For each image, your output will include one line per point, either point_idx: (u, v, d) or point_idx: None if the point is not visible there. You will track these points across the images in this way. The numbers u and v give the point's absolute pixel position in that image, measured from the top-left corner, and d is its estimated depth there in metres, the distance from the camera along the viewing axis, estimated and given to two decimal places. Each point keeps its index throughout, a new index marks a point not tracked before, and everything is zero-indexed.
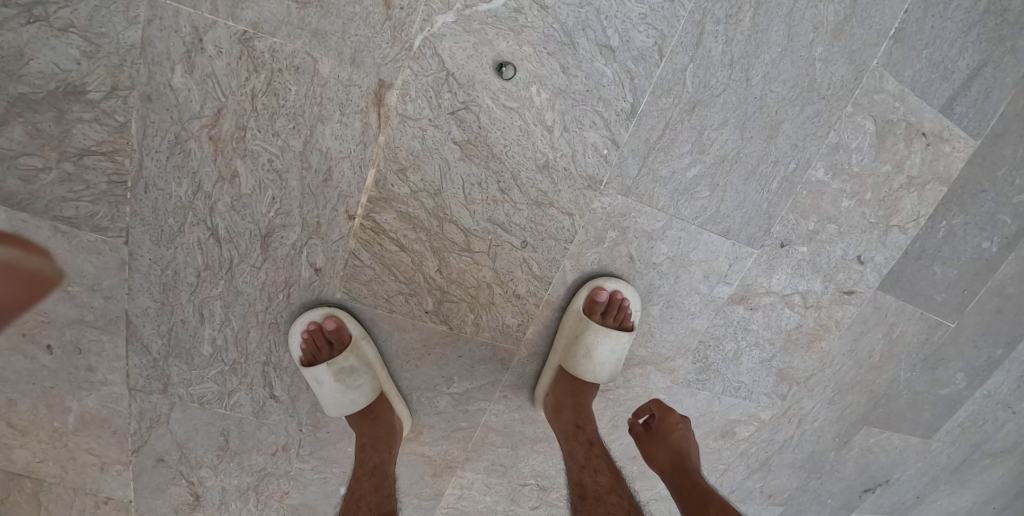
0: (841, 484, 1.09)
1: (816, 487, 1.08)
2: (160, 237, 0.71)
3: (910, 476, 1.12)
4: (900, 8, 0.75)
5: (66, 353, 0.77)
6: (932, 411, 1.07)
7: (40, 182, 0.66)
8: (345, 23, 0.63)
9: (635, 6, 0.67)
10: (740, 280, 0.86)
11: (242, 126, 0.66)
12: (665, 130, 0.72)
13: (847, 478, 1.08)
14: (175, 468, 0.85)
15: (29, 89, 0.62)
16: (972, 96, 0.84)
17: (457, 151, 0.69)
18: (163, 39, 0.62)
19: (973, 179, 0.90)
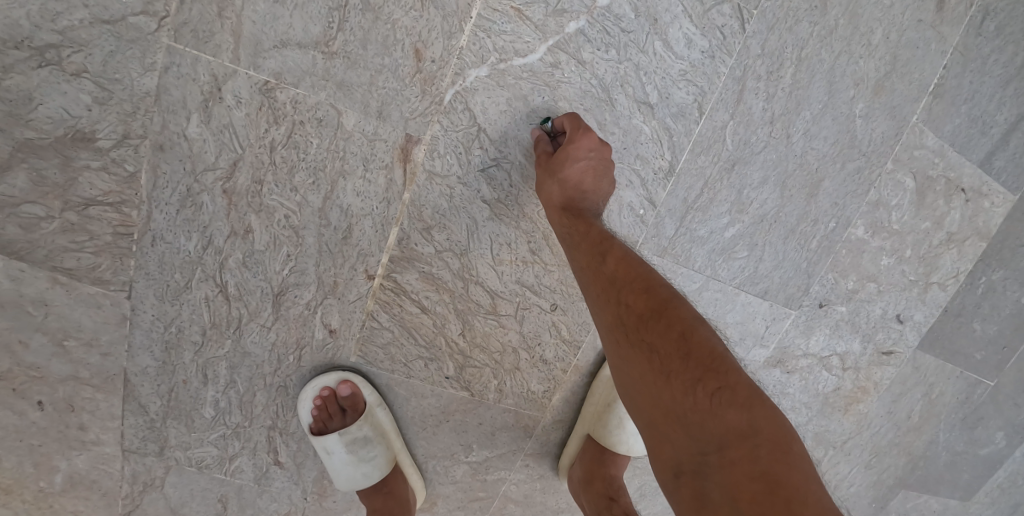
0: None
1: None
2: (164, 293, 0.67)
3: None
4: (942, 63, 0.72)
5: (58, 412, 0.71)
6: (969, 472, 1.03)
7: (40, 231, 0.62)
8: (372, 75, 0.60)
9: (673, 62, 0.64)
10: (777, 343, 0.82)
11: (259, 180, 0.62)
12: (703, 189, 0.69)
13: None
14: None
15: (36, 135, 0.58)
16: (1011, 150, 0.81)
17: (485, 210, 0.66)
18: (180, 86, 0.58)
19: (1014, 234, 0.86)
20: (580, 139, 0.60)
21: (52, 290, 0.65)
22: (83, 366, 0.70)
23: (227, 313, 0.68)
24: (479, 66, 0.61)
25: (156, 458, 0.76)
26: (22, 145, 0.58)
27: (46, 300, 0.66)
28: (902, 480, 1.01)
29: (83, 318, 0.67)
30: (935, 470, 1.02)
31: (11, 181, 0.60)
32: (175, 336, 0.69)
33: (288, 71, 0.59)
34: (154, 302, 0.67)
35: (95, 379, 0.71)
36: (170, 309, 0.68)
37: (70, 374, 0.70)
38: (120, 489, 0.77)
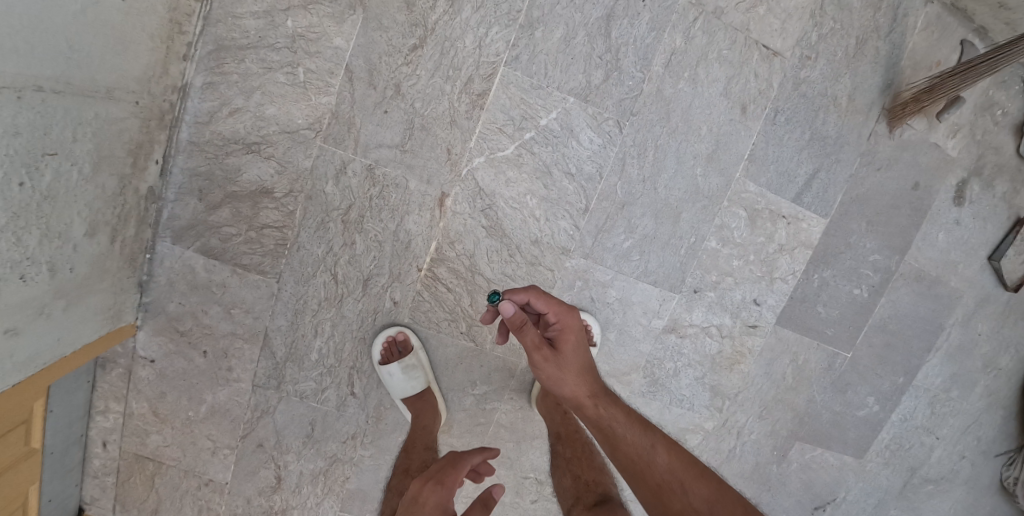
0: (791, 497, 1.43)
1: (769, 498, 1.42)
2: (300, 279, 1.14)
3: (853, 494, 1.46)
4: (749, 140, 1.14)
5: (214, 358, 1.18)
6: (855, 432, 1.42)
7: (233, 242, 1.11)
8: (425, 160, 1.10)
9: (582, 150, 1.12)
10: (668, 315, 1.23)
11: (360, 215, 1.11)
12: (607, 220, 1.16)
13: (792, 490, 1.42)
14: (269, 452, 1.24)
15: (240, 189, 1.08)
16: (814, 191, 1.19)
17: (484, 231, 1.14)
18: (322, 165, 1.08)
19: (831, 244, 1.24)
20: (565, 317, 0.90)
21: (233, 277, 1.13)
22: (241, 324, 1.16)
23: (333, 291, 1.15)
24: (476, 154, 1.10)
25: (275, 390, 1.21)
26: (230, 195, 1.08)
27: (229, 282, 1.14)
28: (795, 433, 1.38)
29: (246, 294, 1.14)
30: (825, 428, 1.40)
31: (223, 215, 1.10)
32: (302, 306, 1.16)
33: (383, 161, 1.09)
34: (292, 285, 1.14)
35: (247, 333, 1.17)
36: (301, 288, 1.15)
37: (231, 330, 1.16)
38: (245, 415, 1.22)
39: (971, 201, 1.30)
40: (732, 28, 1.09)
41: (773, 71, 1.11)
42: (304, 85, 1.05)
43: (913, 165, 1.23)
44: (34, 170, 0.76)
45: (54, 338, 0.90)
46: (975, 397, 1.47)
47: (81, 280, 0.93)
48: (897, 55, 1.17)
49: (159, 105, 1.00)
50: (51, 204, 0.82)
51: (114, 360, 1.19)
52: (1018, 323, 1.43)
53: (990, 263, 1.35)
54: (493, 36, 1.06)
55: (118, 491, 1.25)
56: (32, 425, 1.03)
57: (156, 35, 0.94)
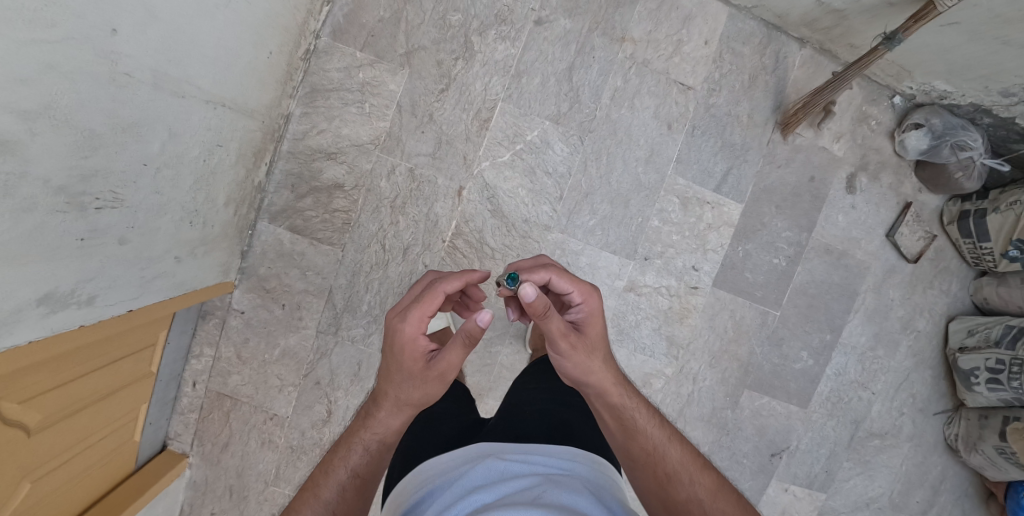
0: (749, 443, 1.67)
1: (729, 444, 1.67)
2: (360, 248, 1.54)
3: (803, 443, 1.69)
4: (676, 147, 1.59)
5: (290, 309, 1.54)
6: (794, 383, 1.66)
7: (312, 222, 1.52)
8: (447, 163, 1.54)
9: (554, 155, 1.58)
10: (626, 277, 1.62)
11: (403, 202, 1.54)
12: (576, 204, 1.59)
13: (749, 436, 1.67)
14: (324, 390, 1.57)
15: (321, 183, 1.50)
16: (730, 183, 1.60)
17: (488, 214, 1.56)
18: (377, 164, 1.51)
19: (750, 222, 1.61)
20: (590, 297, 0.88)
21: (310, 247, 1.53)
22: (313, 282, 1.54)
23: (380, 257, 1.55)
24: (484, 160, 1.55)
25: (333, 336, 1.56)
26: (314, 188, 1.50)
27: (306, 251, 1.53)
28: (743, 381, 1.66)
29: (318, 259, 1.53)
30: (767, 378, 1.66)
31: (309, 202, 1.51)
32: (358, 268, 1.55)
33: (421, 165, 1.53)
34: (353, 252, 1.54)
35: (316, 289, 1.54)
36: (359, 256, 1.54)
37: (305, 287, 1.54)
38: (309, 357, 1.56)
39: (861, 190, 1.62)
40: (654, 74, 1.56)
41: (687, 100, 1.57)
42: (371, 114, 1.49)
43: (808, 163, 1.60)
44: (208, 152, 1.11)
45: (193, 275, 1.24)
46: (901, 356, 1.69)
47: (214, 236, 1.28)
48: (784, 85, 1.58)
49: (275, 121, 1.39)
50: (211, 177, 1.16)
51: (212, 311, 1.52)
52: (927, 289, 1.67)
53: (888, 238, 1.64)
54: (492, 82, 1.53)
55: (199, 426, 1.56)
56: (155, 351, 1.33)
57: (280, 78, 1.31)
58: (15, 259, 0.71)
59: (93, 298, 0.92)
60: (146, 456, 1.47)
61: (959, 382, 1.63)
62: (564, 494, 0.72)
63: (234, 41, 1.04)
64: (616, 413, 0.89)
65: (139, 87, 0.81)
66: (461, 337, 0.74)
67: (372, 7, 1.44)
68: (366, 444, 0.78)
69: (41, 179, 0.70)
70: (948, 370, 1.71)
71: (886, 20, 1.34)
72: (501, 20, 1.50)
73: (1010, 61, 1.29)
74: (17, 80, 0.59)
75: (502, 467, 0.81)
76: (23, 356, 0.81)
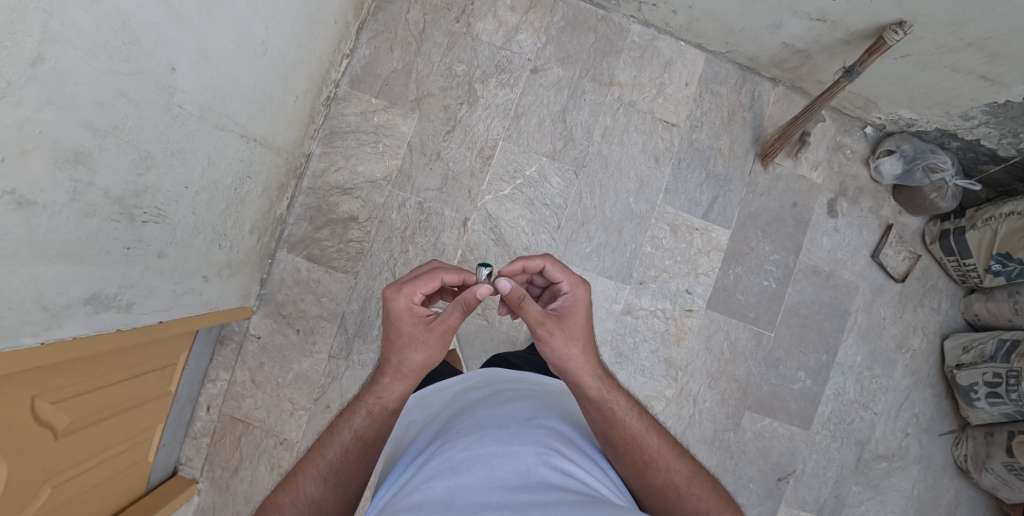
0: (754, 466, 1.68)
1: (734, 467, 1.67)
2: (371, 275, 1.61)
3: (809, 465, 1.69)
4: (664, 179, 1.69)
5: (304, 334, 1.60)
6: (794, 403, 1.70)
7: (327, 251, 1.61)
8: (451, 195, 1.64)
9: (552, 187, 1.66)
10: (624, 301, 1.67)
11: (411, 232, 1.62)
12: (574, 232, 1.66)
13: (753, 459, 1.67)
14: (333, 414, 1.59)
15: (336, 215, 1.61)
16: (717, 210, 1.71)
17: (492, 242, 1.64)
18: (389, 197, 1.62)
19: (738, 247, 1.71)
20: (577, 288, 0.92)
21: (325, 274, 1.61)
22: (326, 308, 1.61)
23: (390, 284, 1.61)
24: (487, 193, 1.65)
25: (344, 360, 1.61)
26: (330, 220, 1.61)
27: (322, 278, 1.61)
28: (743, 401, 1.69)
29: (332, 286, 1.61)
30: (767, 399, 1.70)
31: (327, 232, 1.61)
32: (370, 294, 1.62)
33: (429, 199, 1.63)
34: (365, 279, 1.61)
35: (329, 314, 1.61)
36: (371, 282, 1.61)
37: (319, 313, 1.61)
38: (320, 380, 1.60)
39: (842, 214, 1.73)
40: (641, 113, 1.68)
41: (672, 135, 1.69)
42: (383, 152, 1.62)
43: (789, 191, 1.72)
44: (238, 182, 1.24)
45: (216, 296, 1.34)
46: (899, 375, 1.73)
47: (238, 261, 1.39)
48: (761, 119, 1.71)
49: (297, 158, 1.53)
50: (240, 205, 1.29)
51: (230, 336, 1.58)
52: (918, 308, 1.74)
53: (873, 260, 1.74)
54: (493, 124, 1.65)
55: (210, 450, 1.57)
56: (175, 371, 1.38)
57: (302, 119, 1.47)
58: (72, 257, 0.82)
59: (131, 304, 1.03)
60: (158, 480, 1.47)
61: (961, 399, 1.66)
62: (552, 418, 0.87)
63: (266, 87, 1.20)
64: (593, 401, 0.89)
65: (189, 118, 0.95)
66: (458, 307, 0.84)
67: (385, 60, 1.61)
68: (370, 407, 0.89)
69: (103, 190, 0.82)
70: (950, 389, 1.74)
71: (844, 56, 1.49)
72: (501, 69, 1.65)
73: (963, 87, 1.42)
74: (95, 102, 0.73)
75: (501, 386, 0.96)
76: (67, 349, 0.89)
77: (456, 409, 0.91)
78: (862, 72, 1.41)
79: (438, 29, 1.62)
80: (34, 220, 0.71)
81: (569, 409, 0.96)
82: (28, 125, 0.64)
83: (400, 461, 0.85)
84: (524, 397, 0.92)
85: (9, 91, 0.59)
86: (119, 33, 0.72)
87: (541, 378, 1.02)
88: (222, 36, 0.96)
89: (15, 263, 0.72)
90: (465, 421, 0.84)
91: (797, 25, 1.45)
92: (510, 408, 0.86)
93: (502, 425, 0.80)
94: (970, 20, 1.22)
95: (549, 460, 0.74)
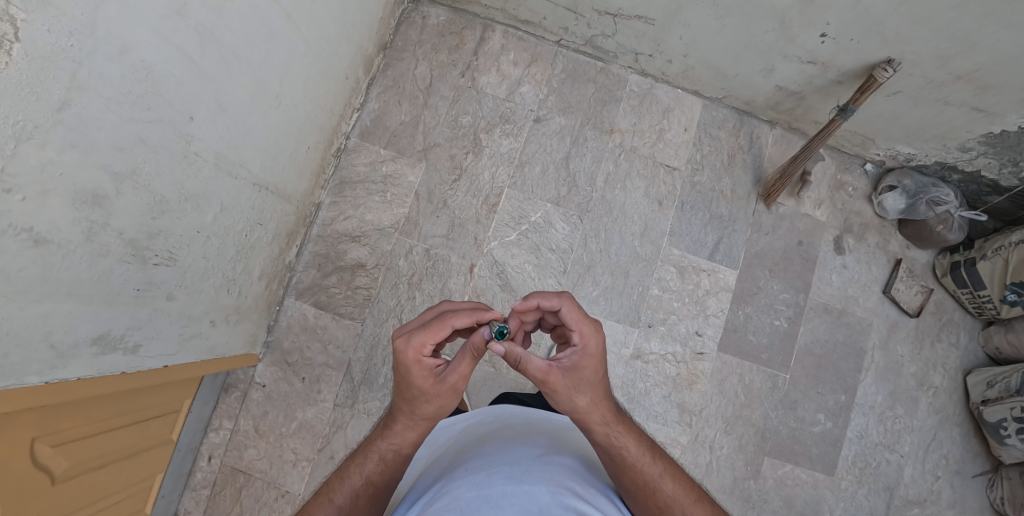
0: None
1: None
2: (378, 321, 1.62)
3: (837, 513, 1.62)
4: (669, 221, 1.71)
5: (309, 382, 1.59)
6: (816, 447, 1.64)
7: (336, 298, 1.62)
8: (457, 240, 1.66)
9: (557, 232, 1.68)
10: (633, 345, 1.63)
11: (417, 278, 1.64)
12: (580, 276, 1.66)
13: (776, 508, 1.59)
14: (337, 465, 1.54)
15: (345, 262, 1.64)
16: (723, 251, 1.71)
17: (498, 287, 1.64)
18: (396, 244, 1.65)
19: (747, 287, 1.70)
20: (590, 338, 0.82)
21: (332, 321, 1.61)
22: (332, 356, 1.60)
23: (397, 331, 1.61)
24: (493, 239, 1.66)
25: (349, 408, 1.58)
26: (338, 267, 1.63)
27: (329, 325, 1.61)
28: (761, 448, 1.63)
29: (339, 333, 1.61)
30: (786, 444, 1.64)
31: (335, 280, 1.63)
32: (376, 341, 1.61)
33: (436, 245, 1.65)
34: (372, 326, 1.61)
35: (335, 362, 1.60)
36: (377, 329, 1.61)
37: (324, 361, 1.60)
38: (325, 429, 1.56)
39: (849, 251, 1.73)
40: (642, 158, 1.72)
41: (674, 179, 1.72)
42: (391, 201, 1.67)
43: (794, 229, 1.72)
44: (249, 227, 1.27)
45: (223, 341, 1.35)
46: (923, 414, 1.68)
47: (245, 306, 1.40)
48: (761, 160, 1.74)
49: (308, 206, 1.58)
50: (250, 251, 1.32)
51: (235, 384, 1.57)
52: (936, 344, 1.71)
53: (884, 295, 1.72)
54: (498, 172, 1.70)
55: (209, 503, 1.52)
56: (177, 418, 1.37)
57: (313, 170, 1.53)
58: (83, 296, 0.84)
59: (138, 347, 1.04)
60: None
61: (991, 437, 1.60)
62: (564, 455, 0.84)
63: (279, 137, 1.26)
64: (601, 446, 0.85)
65: (204, 165, 0.99)
66: (468, 353, 0.82)
67: (394, 113, 1.69)
68: (383, 453, 0.87)
69: (117, 232, 0.85)
70: (977, 426, 1.69)
71: (837, 96, 1.54)
72: (504, 119, 1.71)
73: (957, 119, 1.45)
74: (115, 147, 0.77)
75: (509, 421, 0.94)
76: (67, 390, 0.89)
77: (464, 446, 0.89)
78: (856, 110, 1.44)
79: (444, 84, 1.71)
80: (48, 259, 0.74)
81: (580, 445, 0.93)
82: (50, 168, 0.68)
83: (406, 501, 0.83)
84: (535, 433, 0.89)
85: (34, 134, 0.63)
86: (142, 84, 0.78)
87: (549, 414, 0.98)
88: (239, 88, 1.03)
89: (27, 301, 0.74)
90: (473, 457, 0.82)
91: (789, 68, 1.50)
92: (520, 444, 0.83)
93: (512, 462, 0.78)
94: (958, 54, 1.26)
95: (562, 499, 0.71)
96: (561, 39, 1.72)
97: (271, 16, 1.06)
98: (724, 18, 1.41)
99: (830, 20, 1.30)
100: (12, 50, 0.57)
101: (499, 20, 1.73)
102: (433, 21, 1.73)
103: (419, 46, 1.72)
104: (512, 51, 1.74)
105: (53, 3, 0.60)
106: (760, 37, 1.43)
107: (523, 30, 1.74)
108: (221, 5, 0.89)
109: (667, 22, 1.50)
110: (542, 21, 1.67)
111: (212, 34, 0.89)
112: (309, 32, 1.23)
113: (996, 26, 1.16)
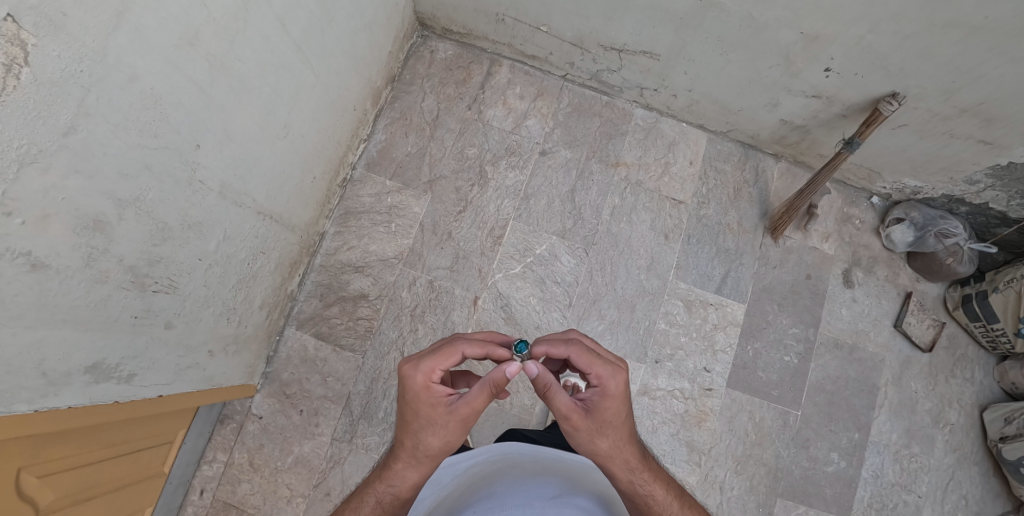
0: None
1: None
2: (380, 354, 1.58)
3: None
4: (675, 254, 1.69)
5: (307, 415, 1.54)
6: (831, 488, 1.57)
7: (337, 330, 1.60)
8: (460, 270, 1.64)
9: (562, 265, 1.66)
10: (638, 381, 1.59)
11: (420, 310, 1.61)
12: (586, 309, 1.63)
13: None
14: (333, 501, 1.48)
15: (348, 293, 1.62)
16: (730, 285, 1.68)
17: (502, 320, 1.61)
18: (399, 276, 1.64)
19: (756, 321, 1.66)
20: (607, 379, 0.81)
21: (331, 353, 1.58)
22: (331, 389, 1.56)
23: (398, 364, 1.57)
24: (497, 272, 1.65)
25: (347, 443, 1.53)
26: (340, 298, 1.61)
27: (328, 357, 1.58)
28: (774, 489, 1.56)
29: (340, 367, 1.58)
30: (800, 485, 1.57)
31: (337, 310, 1.61)
32: (376, 374, 1.57)
33: (440, 277, 1.64)
34: (373, 358, 1.58)
35: (334, 396, 1.56)
36: (378, 362, 1.58)
37: (323, 394, 1.56)
38: (321, 464, 1.51)
39: (858, 284, 1.70)
40: (648, 192, 1.72)
41: (680, 212, 1.71)
42: (396, 232, 1.66)
43: (801, 263, 1.70)
44: (252, 256, 1.27)
45: (221, 371, 1.32)
46: (940, 453, 1.61)
47: (245, 337, 1.38)
48: (766, 194, 1.74)
49: (311, 236, 1.57)
50: (252, 279, 1.31)
51: (231, 415, 1.53)
52: (950, 379, 1.66)
53: (896, 329, 1.68)
54: (503, 204, 1.69)
55: None
56: (170, 450, 1.33)
57: (318, 200, 1.54)
58: (79, 322, 0.82)
59: (132, 376, 1.01)
60: None
61: (1011, 476, 1.54)
62: (578, 496, 0.80)
63: (286, 166, 1.27)
64: (625, 492, 0.84)
65: (208, 194, 1.00)
66: (485, 388, 0.79)
67: (401, 144, 1.71)
68: (381, 495, 0.84)
69: (117, 258, 0.84)
70: (996, 465, 1.61)
71: (842, 129, 1.54)
72: (511, 152, 1.73)
73: (963, 151, 1.44)
74: (120, 173, 0.77)
75: (519, 460, 0.90)
76: (58, 420, 0.87)
77: (471, 488, 0.84)
78: (862, 143, 1.44)
79: (451, 116, 1.74)
80: (44, 284, 0.73)
81: (597, 483, 0.88)
82: (52, 192, 0.68)
83: None
84: (547, 471, 0.85)
85: (38, 157, 0.64)
86: (150, 112, 0.79)
87: (563, 452, 0.95)
88: (247, 118, 1.04)
89: (21, 327, 0.72)
90: (482, 499, 0.77)
91: (793, 103, 1.52)
92: (534, 485, 0.79)
93: (525, 506, 0.72)
94: (960, 88, 1.27)
95: None
96: (567, 74, 1.75)
97: (281, 47, 1.08)
98: (728, 54, 1.44)
99: (833, 55, 1.32)
100: (19, 73, 0.58)
101: (506, 55, 1.77)
102: (441, 56, 1.77)
103: (427, 79, 1.75)
104: (518, 85, 1.77)
105: (64, 30, 0.62)
106: (763, 72, 1.45)
107: (529, 64, 1.77)
108: (233, 36, 0.91)
109: (671, 57, 1.52)
110: (548, 56, 1.71)
111: (222, 65, 0.91)
112: (319, 64, 1.26)
113: (1000, 59, 1.17)
